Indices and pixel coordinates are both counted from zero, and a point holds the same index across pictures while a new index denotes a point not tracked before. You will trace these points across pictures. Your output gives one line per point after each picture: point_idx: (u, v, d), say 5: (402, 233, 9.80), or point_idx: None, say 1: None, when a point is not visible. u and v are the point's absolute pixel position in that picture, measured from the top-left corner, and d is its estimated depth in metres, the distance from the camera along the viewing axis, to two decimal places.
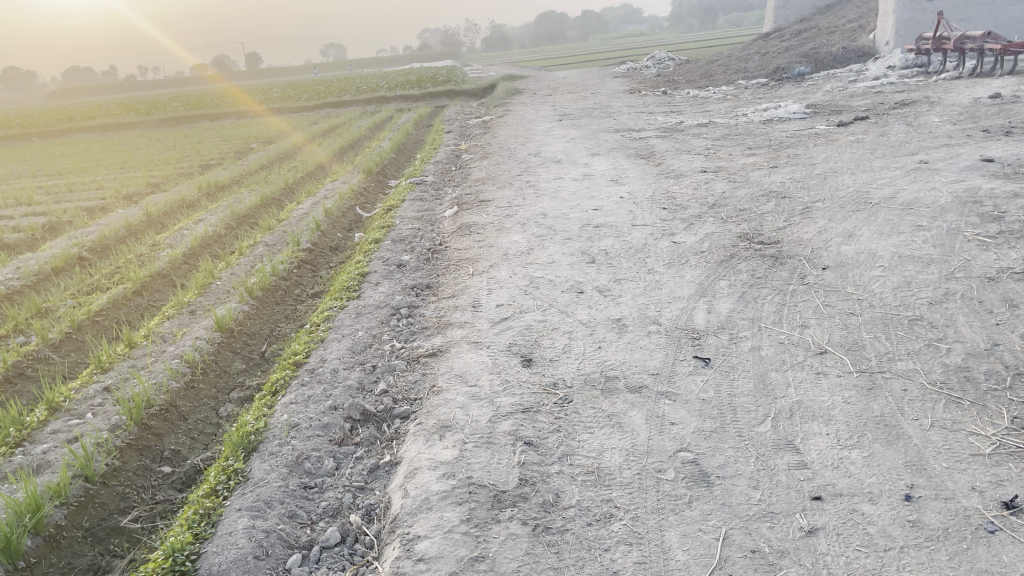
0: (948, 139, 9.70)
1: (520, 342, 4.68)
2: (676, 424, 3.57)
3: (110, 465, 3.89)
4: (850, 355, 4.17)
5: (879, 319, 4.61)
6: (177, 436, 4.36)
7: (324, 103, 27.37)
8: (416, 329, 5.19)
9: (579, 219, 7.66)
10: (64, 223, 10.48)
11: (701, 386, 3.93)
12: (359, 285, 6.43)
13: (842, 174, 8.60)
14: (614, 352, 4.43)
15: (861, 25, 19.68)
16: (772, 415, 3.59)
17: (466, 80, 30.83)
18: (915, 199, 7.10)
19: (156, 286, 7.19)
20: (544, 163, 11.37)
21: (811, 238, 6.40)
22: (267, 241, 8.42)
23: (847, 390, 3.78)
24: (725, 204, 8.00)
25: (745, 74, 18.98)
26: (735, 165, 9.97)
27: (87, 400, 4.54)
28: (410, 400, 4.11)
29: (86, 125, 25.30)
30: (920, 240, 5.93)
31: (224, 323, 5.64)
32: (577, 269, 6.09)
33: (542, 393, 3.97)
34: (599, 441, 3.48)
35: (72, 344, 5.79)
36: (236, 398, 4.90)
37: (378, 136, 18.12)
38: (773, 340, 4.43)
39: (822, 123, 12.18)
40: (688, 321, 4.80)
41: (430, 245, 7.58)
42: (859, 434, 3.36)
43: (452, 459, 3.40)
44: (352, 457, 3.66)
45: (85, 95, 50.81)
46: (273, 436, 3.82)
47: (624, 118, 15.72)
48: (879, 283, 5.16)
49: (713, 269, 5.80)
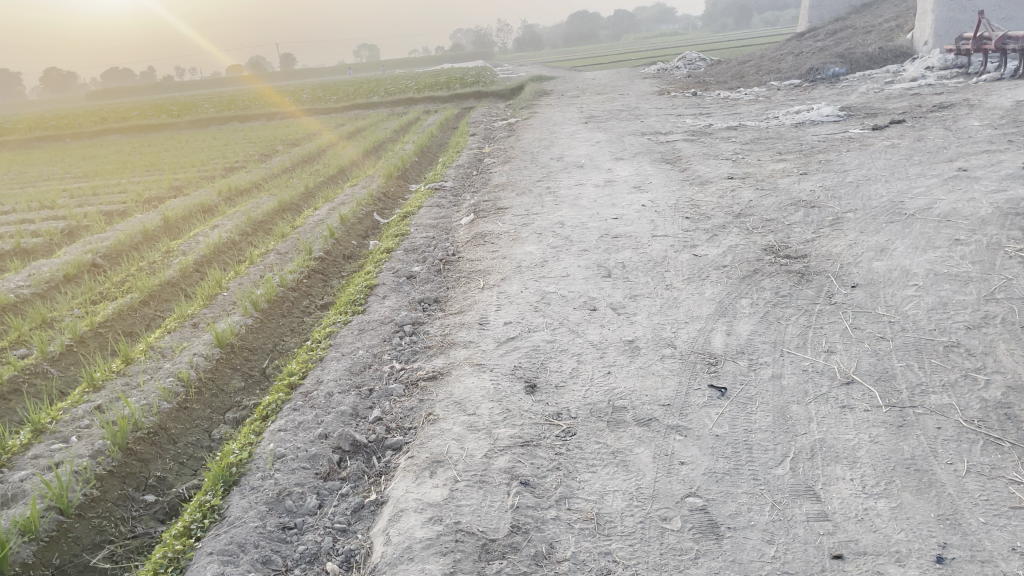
0: (989, 144, 9.27)
1: (525, 365, 4.42)
2: (685, 464, 3.28)
3: (87, 495, 3.71)
4: (879, 387, 3.85)
5: (911, 345, 4.28)
6: (164, 461, 4.18)
7: (352, 104, 27.33)
8: (418, 348, 4.96)
9: (597, 229, 7.38)
10: (83, 228, 10.44)
11: (715, 419, 3.63)
12: (365, 299, 6.23)
13: (875, 182, 8.23)
14: (624, 378, 4.15)
15: (897, 24, 19.10)
16: (791, 456, 3.29)
17: (495, 81, 30.63)
18: (954, 210, 6.73)
19: (164, 296, 7.03)
20: (566, 168, 11.10)
21: (841, 252, 6.05)
22: (279, 249, 8.25)
23: (873, 427, 3.47)
24: (751, 213, 7.67)
25: (778, 75, 18.52)
26: (763, 172, 9.61)
27: (74, 422, 4.37)
28: (404, 429, 3.88)
29: (119, 126, 25.54)
30: (957, 255, 5.58)
31: (224, 339, 5.44)
32: (592, 284, 5.82)
33: (544, 425, 3.71)
34: (602, 482, 3.22)
35: (71, 358, 5.64)
36: (231, 419, 4.71)
37: (403, 139, 17.92)
38: (795, 368, 4.12)
39: (856, 126, 11.75)
40: (705, 345, 4.51)
41: (443, 255, 7.34)
42: (887, 481, 3.05)
43: (440, 500, 3.16)
44: (337, 493, 3.45)
45: (123, 96, 51.46)
46: (256, 467, 3.62)
47: (650, 121, 15.35)
48: (913, 304, 4.82)
49: (735, 285, 5.49)
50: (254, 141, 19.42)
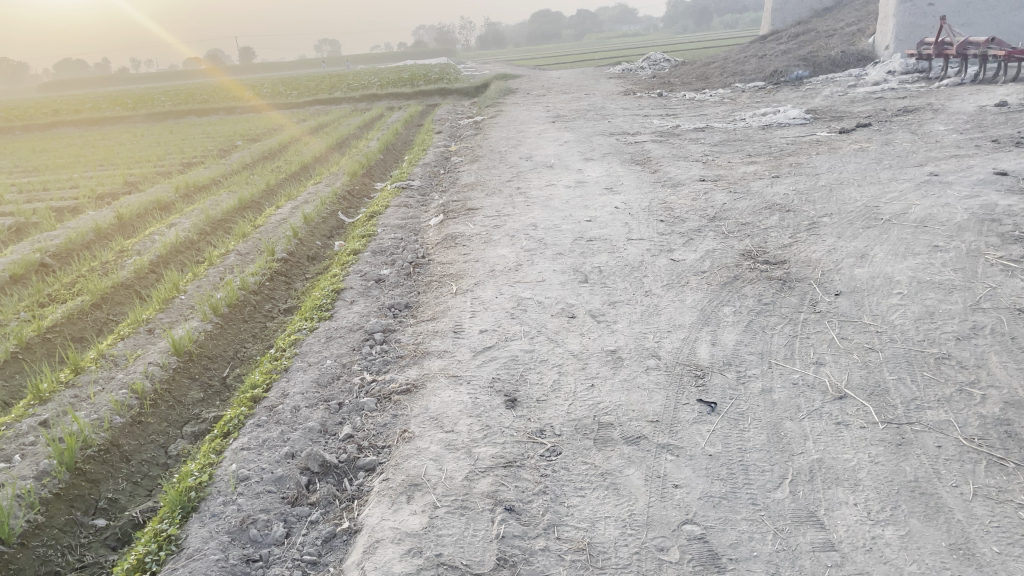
0: (957, 149, 9.28)
1: (504, 377, 4.20)
2: (680, 488, 3.10)
3: (31, 522, 3.42)
4: (873, 402, 3.71)
5: (902, 357, 4.16)
6: (116, 482, 3.89)
7: (314, 99, 26.80)
8: (390, 358, 4.71)
9: (571, 232, 7.19)
10: (31, 225, 9.95)
11: (707, 437, 3.45)
12: (332, 304, 5.96)
13: (848, 186, 8.15)
14: (610, 393, 3.94)
15: (859, 28, 19.24)
16: (790, 477, 3.12)
17: (458, 78, 30.32)
18: (929, 216, 6.67)
19: (118, 298, 6.68)
20: (535, 168, 10.90)
21: (820, 257, 5.95)
22: (240, 249, 7.92)
23: (871, 446, 3.32)
24: (726, 216, 7.55)
25: (743, 77, 18.55)
26: (734, 174, 9.50)
27: (18, 439, 4.04)
28: (377, 448, 3.65)
29: (70, 119, 24.66)
30: (938, 263, 5.49)
31: (181, 346, 5.13)
32: (569, 290, 5.62)
33: (527, 443, 3.50)
34: (592, 508, 3.02)
35: (17, 366, 5.28)
36: (189, 433, 4.42)
37: (367, 135, 17.56)
38: (785, 381, 3.96)
39: (824, 129, 11.75)
40: (691, 355, 4.34)
41: (412, 258, 7.08)
42: (892, 506, 2.91)
43: (419, 530, 2.94)
44: (306, 521, 3.20)
45: (75, 88, 49.99)
46: (217, 491, 3.36)
47: (618, 121, 15.21)
48: (899, 314, 4.71)
49: (715, 292, 5.34)
50: (213, 136, 18.88)
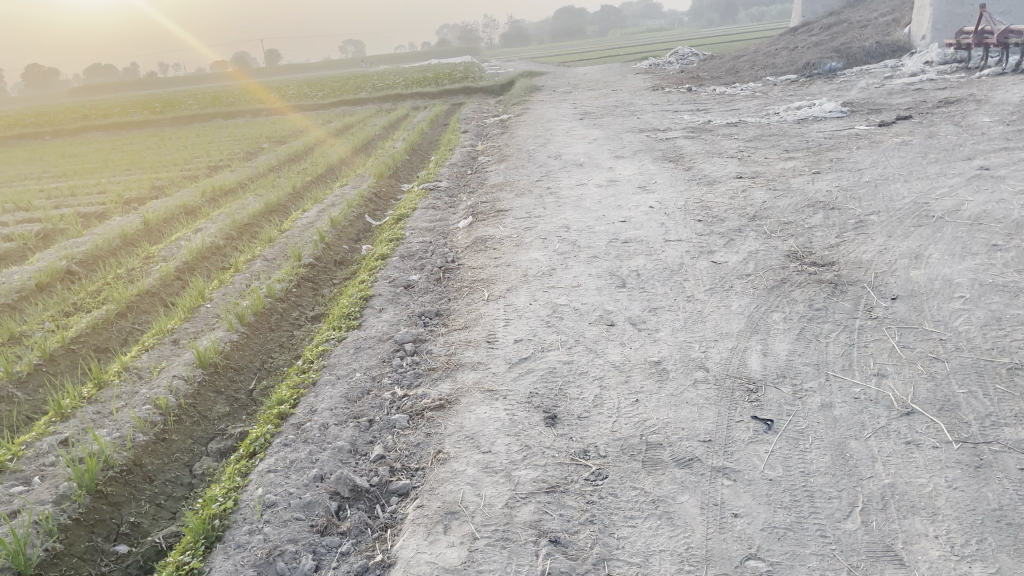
0: (1007, 141, 8.88)
1: (542, 393, 3.96)
2: (740, 518, 2.85)
3: (50, 550, 3.26)
4: (944, 419, 3.42)
5: (970, 368, 3.86)
6: (138, 504, 3.71)
7: (340, 100, 26.68)
8: (422, 371, 4.50)
9: (605, 234, 6.93)
10: (59, 231, 9.88)
11: (765, 459, 3.20)
12: (360, 312, 5.76)
13: (894, 182, 7.80)
14: (656, 409, 3.70)
15: (894, 18, 18.72)
16: (861, 506, 2.86)
17: (485, 76, 30.04)
18: (984, 212, 6.33)
19: (143, 307, 6.54)
20: (564, 167, 10.64)
21: (871, 258, 5.64)
22: (266, 254, 7.76)
23: (947, 469, 3.04)
24: (767, 215, 7.25)
25: (775, 70, 18.12)
26: (773, 171, 9.17)
27: (37, 459, 3.89)
28: (410, 470, 3.45)
29: (99, 123, 24.80)
30: (999, 263, 5.16)
31: (206, 358, 4.96)
32: (606, 296, 5.37)
33: (571, 466, 3.26)
34: (645, 540, 2.79)
35: (41, 379, 5.15)
36: (214, 450, 4.24)
37: (393, 136, 17.39)
38: (846, 396, 3.68)
39: (862, 123, 11.36)
40: (741, 367, 4.07)
41: (442, 262, 6.87)
42: (978, 539, 2.64)
43: (458, 565, 2.74)
44: (336, 551, 3.01)
45: (104, 93, 50.48)
46: (242, 520, 3.20)
47: (647, 117, 14.89)
48: (963, 320, 4.40)
49: (763, 297, 5.06)
50: (239, 139, 18.82)
